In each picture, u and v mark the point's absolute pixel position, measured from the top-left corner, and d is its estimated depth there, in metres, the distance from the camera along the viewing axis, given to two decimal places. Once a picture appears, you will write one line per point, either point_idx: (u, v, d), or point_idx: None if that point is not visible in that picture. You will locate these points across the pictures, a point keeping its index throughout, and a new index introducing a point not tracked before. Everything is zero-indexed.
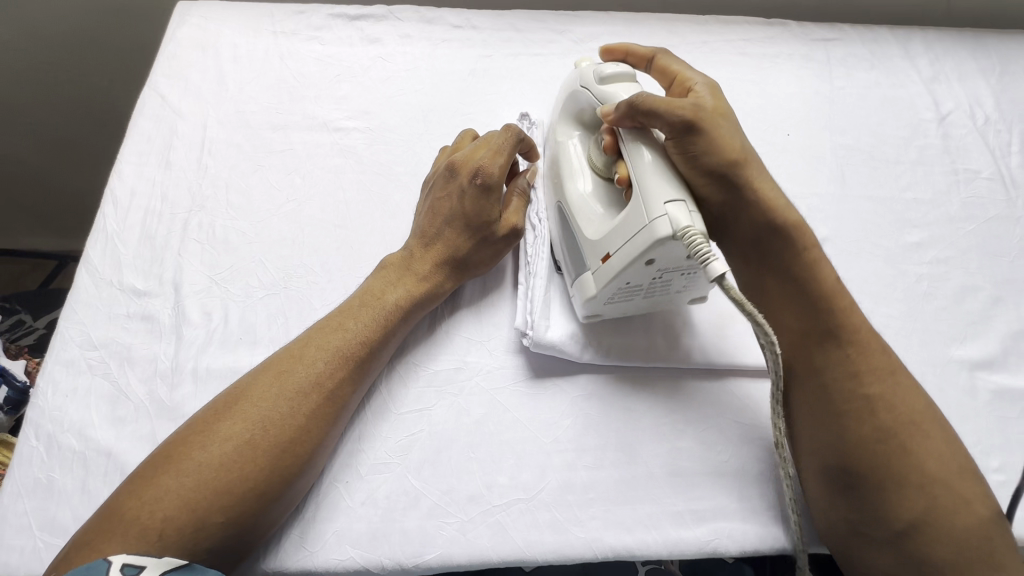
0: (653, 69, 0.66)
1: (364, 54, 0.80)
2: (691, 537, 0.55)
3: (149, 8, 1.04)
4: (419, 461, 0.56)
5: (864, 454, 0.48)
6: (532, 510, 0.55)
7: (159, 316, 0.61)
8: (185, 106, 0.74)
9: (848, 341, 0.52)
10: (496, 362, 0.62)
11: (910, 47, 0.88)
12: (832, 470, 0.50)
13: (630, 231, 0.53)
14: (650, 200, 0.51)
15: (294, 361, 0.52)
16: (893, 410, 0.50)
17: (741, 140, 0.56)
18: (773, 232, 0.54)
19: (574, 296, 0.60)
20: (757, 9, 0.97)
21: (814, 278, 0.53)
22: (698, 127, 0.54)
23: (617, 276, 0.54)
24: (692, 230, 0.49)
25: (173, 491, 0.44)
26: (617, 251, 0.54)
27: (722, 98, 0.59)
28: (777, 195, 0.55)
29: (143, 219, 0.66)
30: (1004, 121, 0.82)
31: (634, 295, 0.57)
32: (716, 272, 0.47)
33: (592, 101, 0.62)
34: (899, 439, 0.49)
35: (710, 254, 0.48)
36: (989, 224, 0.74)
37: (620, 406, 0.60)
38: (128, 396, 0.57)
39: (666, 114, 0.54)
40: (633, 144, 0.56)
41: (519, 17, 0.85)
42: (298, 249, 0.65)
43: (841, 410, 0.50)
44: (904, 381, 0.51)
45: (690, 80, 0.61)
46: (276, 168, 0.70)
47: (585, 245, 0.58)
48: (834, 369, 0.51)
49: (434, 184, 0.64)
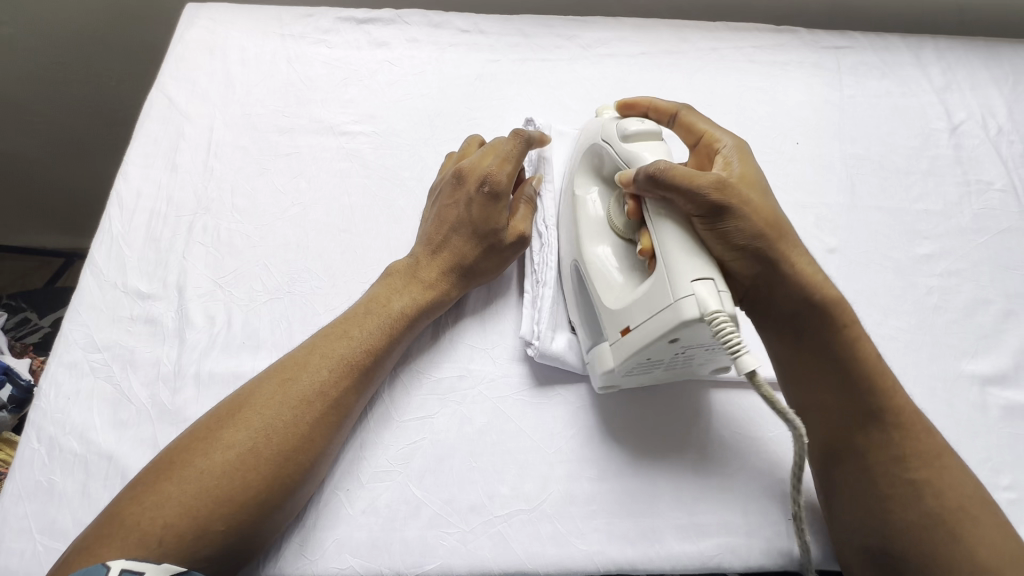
0: (676, 125, 0.63)
1: (372, 58, 0.80)
2: (694, 551, 0.54)
3: (157, 9, 1.04)
4: (421, 470, 0.56)
5: (909, 538, 0.48)
6: (534, 521, 0.54)
7: (162, 319, 0.61)
8: (192, 108, 0.74)
9: (890, 424, 0.51)
10: (499, 370, 0.61)
11: (922, 55, 0.87)
12: (875, 552, 0.49)
13: (654, 306, 0.49)
14: (677, 277, 0.48)
15: (299, 369, 0.52)
16: (946, 495, 0.48)
17: (774, 210, 0.53)
18: (811, 309, 0.52)
19: (591, 364, 0.58)
20: (767, 16, 0.97)
21: (858, 357, 0.52)
22: (729, 204, 0.50)
23: (637, 352, 0.51)
24: (721, 315, 0.45)
25: (174, 498, 0.44)
26: (639, 325, 0.51)
27: (751, 165, 0.57)
28: (812, 267, 0.53)
29: (148, 221, 0.66)
30: (1017, 132, 0.81)
31: (653, 367, 0.54)
32: (745, 367, 0.43)
33: (614, 157, 0.60)
34: (947, 525, 0.47)
35: (742, 347, 0.44)
36: (1001, 237, 0.73)
37: (624, 417, 0.59)
38: (131, 400, 0.57)
39: (692, 190, 0.50)
40: (658, 215, 0.52)
41: (527, 22, 0.84)
42: (302, 254, 0.65)
43: (883, 493, 0.50)
44: (953, 465, 0.50)
45: (718, 141, 0.59)
46: (282, 172, 0.70)
47: (605, 313, 0.56)
48: (877, 453, 0.51)
49: (441, 191, 0.64)
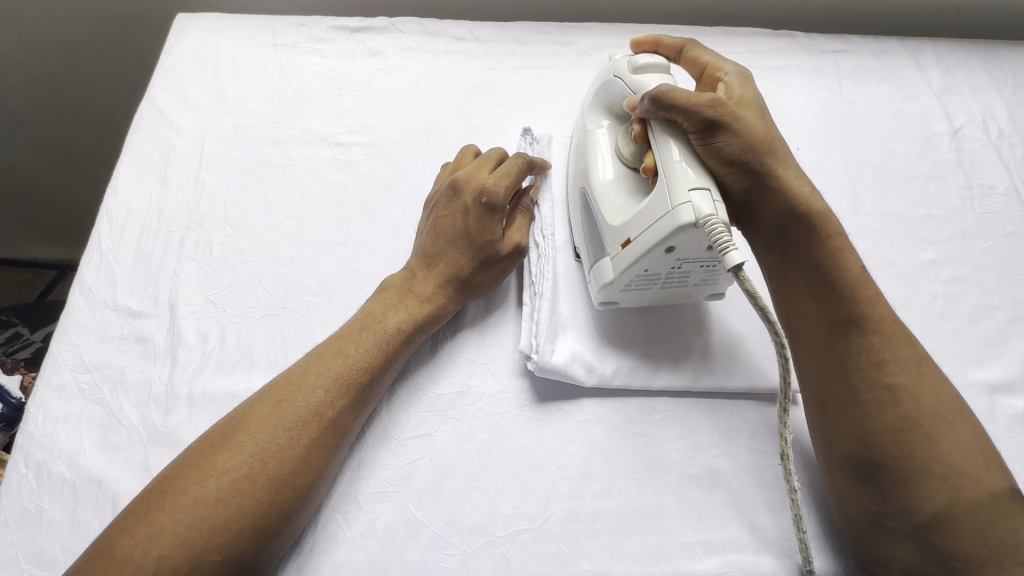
0: (682, 60, 0.67)
1: (366, 67, 0.79)
2: (701, 570, 0.53)
3: (148, 21, 1.03)
4: (421, 490, 0.54)
5: (886, 445, 0.48)
6: (537, 541, 0.53)
7: (154, 338, 0.59)
8: (183, 120, 0.73)
9: (872, 330, 0.52)
10: (499, 385, 0.60)
11: (921, 58, 0.86)
12: (856, 464, 0.50)
13: (652, 217, 0.53)
14: (676, 187, 0.52)
15: (293, 390, 0.50)
16: (919, 399, 0.49)
17: (766, 129, 0.58)
18: (794, 219, 0.56)
19: (591, 281, 0.60)
20: (764, 21, 0.96)
21: (840, 266, 0.54)
22: (724, 121, 0.55)
23: (635, 263, 0.54)
24: (714, 220, 0.49)
25: (167, 530, 0.42)
26: (637, 237, 0.54)
27: (750, 89, 0.61)
28: (797, 179, 0.57)
29: (139, 236, 0.65)
30: (1018, 135, 0.81)
31: (651, 283, 0.57)
32: (733, 261, 0.47)
33: (624, 91, 0.62)
34: (921, 427, 0.48)
35: (728, 244, 0.48)
36: (1005, 241, 0.72)
37: (628, 431, 0.58)
38: (121, 422, 0.55)
39: (691, 109, 0.54)
40: (662, 136, 0.56)
41: (523, 30, 0.83)
42: (297, 268, 0.64)
43: (862, 400, 0.50)
44: (930, 372, 0.51)
45: (721, 70, 0.63)
46: (275, 185, 0.69)
47: (606, 230, 0.58)
48: (856, 358, 0.51)
49: (437, 203, 0.63)
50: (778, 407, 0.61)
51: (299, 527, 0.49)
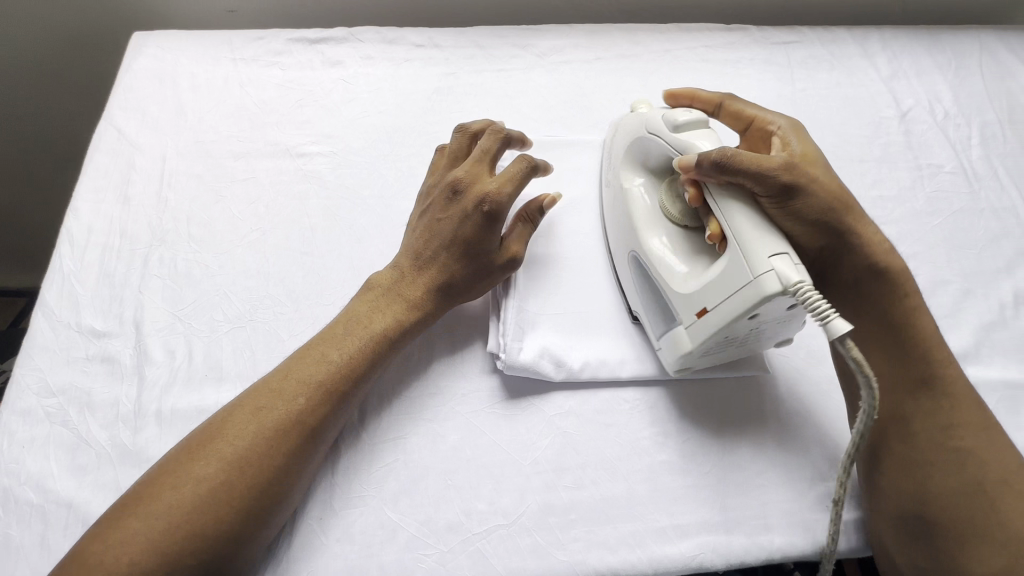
0: (722, 115, 0.65)
1: (326, 77, 0.79)
2: (676, 552, 0.54)
3: (105, 37, 1.01)
4: (396, 492, 0.55)
5: (943, 506, 0.50)
6: (513, 535, 0.54)
7: (120, 358, 0.59)
8: (143, 138, 0.73)
9: (941, 393, 0.53)
10: (470, 384, 0.60)
11: (868, 45, 0.89)
12: (908, 520, 0.51)
13: (731, 286, 0.50)
14: (753, 254, 0.48)
15: (274, 398, 0.50)
16: (990, 467, 0.50)
17: (839, 184, 0.56)
18: (873, 276, 0.55)
19: (664, 347, 0.59)
20: (718, 16, 0.98)
21: (913, 329, 0.55)
22: (799, 182, 0.52)
23: (717, 331, 0.52)
24: (805, 286, 0.46)
25: (140, 535, 0.43)
26: (716, 306, 0.51)
27: (809, 144, 0.59)
28: (875, 234, 0.56)
29: (101, 256, 0.65)
30: (963, 115, 0.84)
31: (729, 345, 0.55)
32: (838, 331, 0.44)
33: (664, 149, 0.59)
34: (988, 494, 0.49)
35: (830, 312, 0.45)
36: (954, 217, 0.75)
37: (600, 422, 0.59)
38: (90, 444, 0.55)
39: (763, 173, 0.51)
40: (726, 201, 0.52)
41: (481, 34, 0.85)
42: (263, 280, 0.64)
43: (928, 460, 0.52)
44: (1000, 441, 0.52)
45: (772, 123, 0.62)
46: (238, 198, 0.69)
47: (676, 300, 0.56)
48: (923, 419, 0.53)
49: (435, 202, 0.62)
50: (744, 391, 0.62)
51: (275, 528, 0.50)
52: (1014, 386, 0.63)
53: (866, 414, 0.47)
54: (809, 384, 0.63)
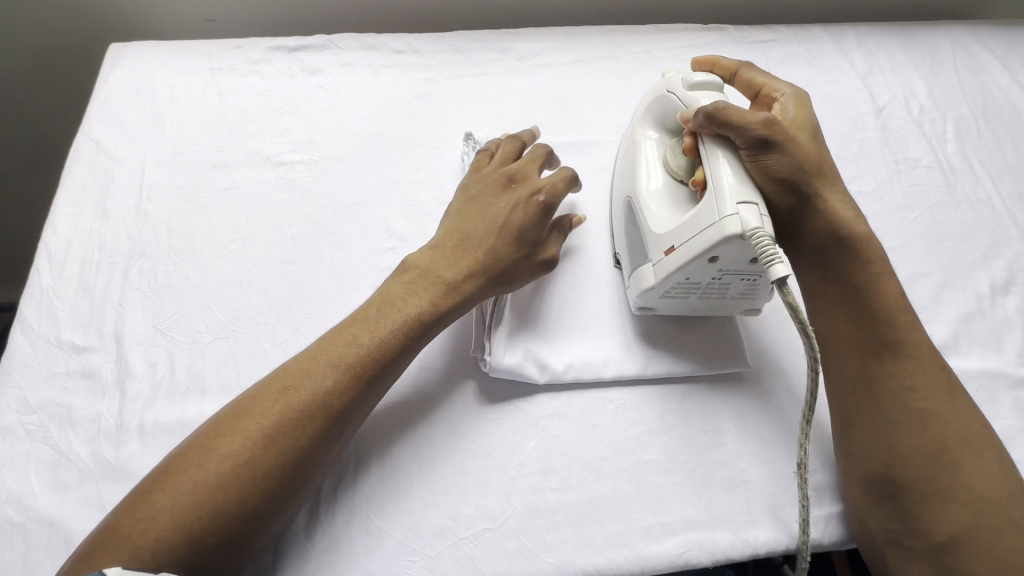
0: (737, 81, 0.68)
1: (305, 85, 0.79)
2: (662, 551, 0.54)
3: (82, 49, 1.01)
4: (382, 498, 0.55)
5: (910, 467, 0.51)
6: (500, 538, 0.54)
7: (101, 372, 0.59)
8: (121, 151, 0.72)
9: (903, 355, 0.54)
10: (454, 387, 0.60)
11: (843, 42, 0.91)
12: (877, 482, 0.52)
13: (697, 225, 0.53)
14: (723, 198, 0.52)
15: (301, 379, 0.51)
16: (950, 427, 0.52)
17: (817, 152, 0.59)
18: (836, 242, 0.58)
19: (631, 286, 0.62)
20: (696, 16, 0.99)
21: (879, 294, 0.56)
22: (776, 139, 0.55)
23: (678, 270, 0.55)
24: (760, 233, 0.49)
25: (167, 509, 0.44)
26: (682, 245, 0.54)
27: (806, 112, 0.63)
28: (842, 204, 0.59)
29: (80, 270, 0.64)
30: (937, 109, 0.85)
31: (692, 291, 0.58)
32: (776, 275, 0.48)
33: (678, 107, 0.62)
34: (949, 454, 0.51)
35: (775, 257, 0.48)
36: (931, 210, 0.76)
37: (585, 422, 0.60)
38: (71, 460, 0.54)
39: (747, 125, 0.55)
40: (712, 148, 0.56)
41: (460, 39, 0.85)
42: (246, 290, 0.64)
43: (892, 421, 0.53)
44: (961, 402, 0.53)
45: (778, 91, 0.65)
46: (219, 208, 0.69)
47: (649, 237, 0.59)
48: (889, 381, 0.54)
49: (489, 188, 0.63)
50: (726, 387, 0.62)
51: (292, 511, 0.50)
52: (990, 375, 0.65)
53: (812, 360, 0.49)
54: (793, 380, 0.63)
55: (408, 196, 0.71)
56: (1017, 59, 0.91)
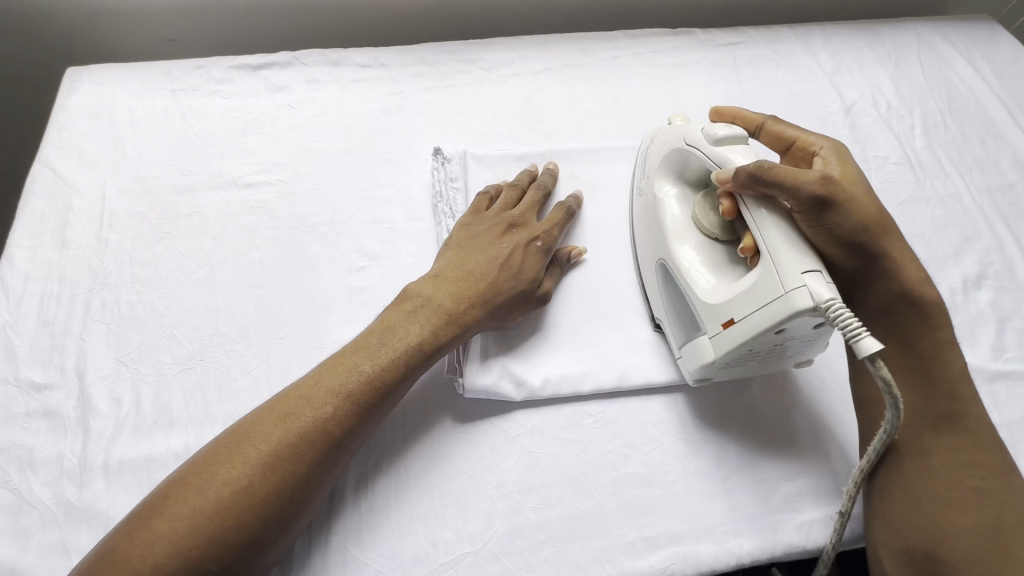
0: (763, 136, 0.66)
1: (270, 103, 0.78)
2: (645, 566, 0.54)
3: (36, 73, 0.98)
4: (359, 529, 0.53)
5: (959, 546, 0.49)
6: (481, 562, 0.53)
7: (62, 411, 0.57)
8: (80, 178, 0.70)
9: (961, 430, 0.53)
10: (431, 407, 0.59)
11: (811, 42, 0.91)
12: (919, 556, 0.50)
13: (760, 299, 0.51)
14: (785, 270, 0.49)
15: (301, 405, 0.50)
16: (1006, 510, 0.50)
17: (877, 206, 0.56)
18: (907, 302, 0.56)
19: (683, 357, 0.59)
20: (664, 20, 0.99)
21: (938, 360, 0.55)
22: (835, 198, 0.53)
23: (742, 344, 0.52)
24: (836, 303, 0.47)
25: (165, 536, 0.43)
26: (743, 318, 0.52)
27: (850, 165, 0.60)
28: (912, 263, 0.56)
29: (39, 305, 0.62)
30: (905, 106, 0.86)
31: (751, 359, 0.56)
32: (868, 350, 0.44)
33: (703, 161, 0.60)
34: (1003, 539, 0.49)
35: (862, 331, 0.44)
36: (902, 207, 0.77)
37: (565, 438, 0.59)
38: (33, 504, 0.52)
39: (797, 185, 0.52)
40: (760, 213, 0.53)
41: (427, 51, 0.84)
42: (214, 317, 0.62)
43: (944, 497, 0.51)
44: (1017, 484, 0.52)
45: (814, 144, 0.63)
46: (183, 234, 0.67)
47: (702, 310, 0.56)
48: (943, 455, 0.52)
49: (488, 228, 0.64)
50: (705, 395, 0.62)
51: (291, 538, 0.49)
52: None
53: (892, 417, 0.48)
54: (772, 386, 0.63)
55: (378, 213, 0.70)
56: (980, 53, 0.92)
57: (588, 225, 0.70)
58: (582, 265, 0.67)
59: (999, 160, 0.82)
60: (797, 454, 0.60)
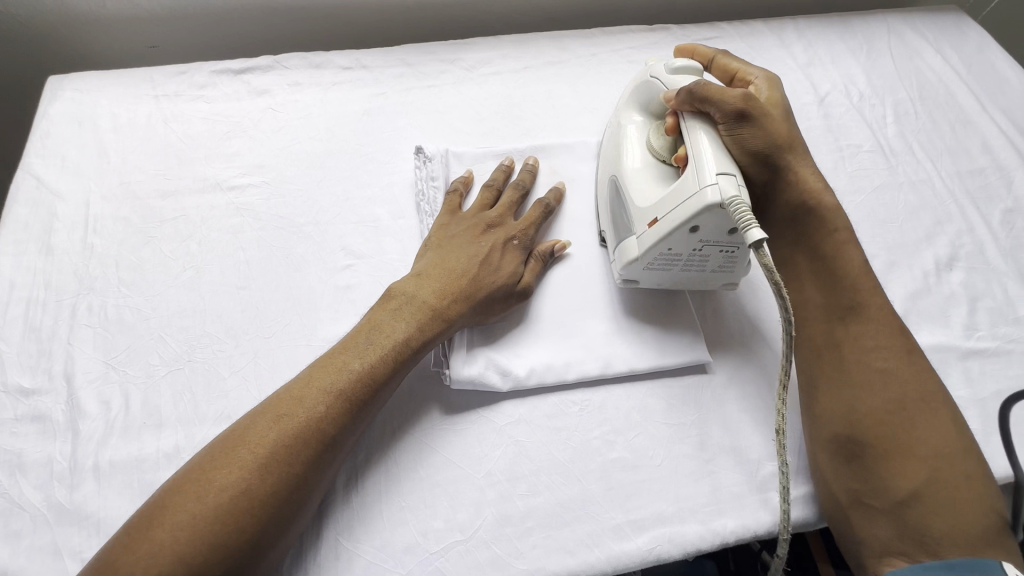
0: (713, 68, 0.70)
1: (253, 107, 0.78)
2: (633, 548, 0.55)
3: (19, 84, 0.98)
4: (350, 521, 0.54)
5: (872, 425, 0.53)
6: (471, 550, 0.54)
7: (52, 415, 0.57)
8: (65, 185, 0.70)
9: (868, 318, 0.57)
10: (419, 401, 0.60)
11: (784, 36, 0.93)
12: (843, 442, 0.54)
13: (679, 198, 0.55)
14: (702, 171, 0.53)
15: (294, 405, 0.50)
16: (909, 387, 0.54)
17: (789, 130, 0.62)
18: (805, 212, 0.60)
19: (615, 260, 0.63)
20: (642, 18, 1.01)
21: (842, 265, 0.59)
22: (752, 115, 0.58)
23: (660, 241, 0.56)
24: (738, 201, 0.51)
25: (166, 546, 0.43)
26: (664, 216, 0.56)
27: (778, 93, 0.65)
28: (816, 180, 0.61)
29: (25, 311, 0.62)
30: (877, 96, 0.88)
31: (673, 264, 0.59)
32: (753, 237, 0.48)
33: (661, 90, 0.63)
34: (909, 412, 0.53)
35: (751, 222, 0.49)
36: (876, 193, 0.79)
37: (551, 426, 0.60)
38: (23, 508, 0.53)
39: (724, 102, 0.57)
40: (694, 126, 0.57)
41: (408, 52, 0.85)
42: (201, 318, 0.63)
43: (853, 380, 0.55)
44: (922, 364, 0.55)
45: (751, 75, 0.67)
46: (169, 238, 0.68)
47: (633, 214, 0.60)
48: (853, 341, 0.56)
49: (466, 228, 0.65)
50: (688, 381, 0.63)
51: (292, 538, 0.50)
52: (940, 349, 0.67)
53: (787, 322, 0.49)
54: (753, 367, 0.64)
55: (363, 212, 0.71)
56: (947, 43, 0.95)
57: (570, 218, 0.71)
58: (565, 257, 0.69)
59: (969, 145, 0.84)
60: (778, 435, 0.61)
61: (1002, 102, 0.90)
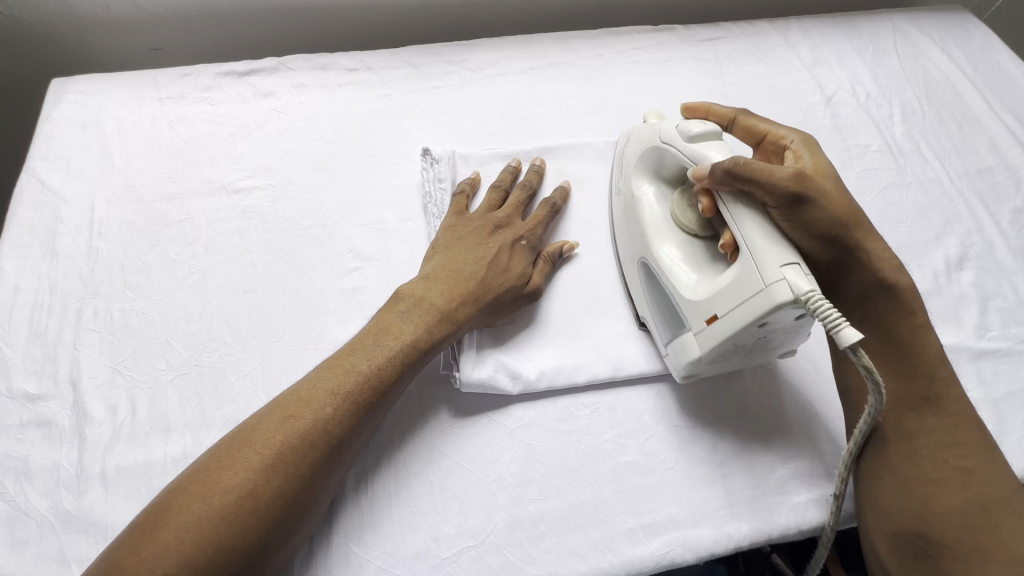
0: (736, 130, 0.65)
1: (258, 109, 0.78)
2: (646, 552, 0.54)
3: (22, 88, 0.98)
4: (361, 526, 0.54)
5: (947, 526, 0.50)
6: (483, 555, 0.53)
7: (58, 420, 0.56)
8: (69, 188, 0.70)
9: (944, 412, 0.54)
10: (429, 406, 0.59)
11: (790, 36, 0.93)
12: (912, 538, 0.51)
13: (741, 293, 0.51)
14: (764, 264, 0.50)
15: (302, 405, 0.50)
16: (990, 486, 0.51)
17: (848, 200, 0.57)
18: (880, 290, 0.57)
19: (671, 354, 0.59)
20: (647, 18, 1.01)
21: (918, 348, 0.56)
22: (808, 195, 0.53)
23: (728, 339, 0.53)
24: (815, 295, 0.47)
25: (171, 547, 0.42)
26: (726, 314, 0.52)
27: (821, 157, 0.60)
28: (884, 252, 0.58)
29: (30, 315, 0.62)
30: (883, 95, 0.88)
31: (737, 353, 0.56)
32: (848, 338, 0.45)
33: (680, 158, 0.61)
34: (989, 515, 0.50)
35: (841, 320, 0.45)
36: (884, 192, 0.78)
37: (561, 429, 0.59)
38: (30, 515, 0.52)
39: (772, 186, 0.52)
40: (740, 212, 0.54)
41: (413, 53, 0.84)
42: (207, 323, 0.62)
43: (929, 478, 0.52)
44: (999, 461, 0.53)
45: (785, 137, 0.62)
46: (174, 242, 0.67)
47: (685, 306, 0.57)
48: (926, 434, 0.53)
49: (473, 228, 0.65)
50: (700, 383, 0.63)
51: (299, 541, 0.49)
52: (951, 350, 0.66)
53: (875, 403, 0.48)
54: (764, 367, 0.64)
55: (369, 214, 0.71)
56: (953, 42, 0.95)
57: (578, 220, 0.71)
58: (573, 258, 0.68)
59: (976, 145, 0.84)
60: (791, 438, 0.61)
61: (1009, 101, 0.89)
